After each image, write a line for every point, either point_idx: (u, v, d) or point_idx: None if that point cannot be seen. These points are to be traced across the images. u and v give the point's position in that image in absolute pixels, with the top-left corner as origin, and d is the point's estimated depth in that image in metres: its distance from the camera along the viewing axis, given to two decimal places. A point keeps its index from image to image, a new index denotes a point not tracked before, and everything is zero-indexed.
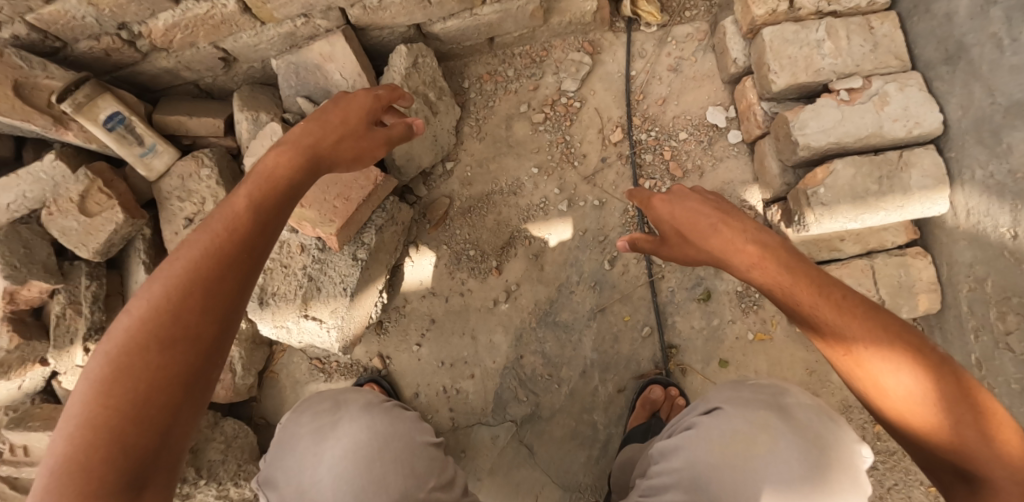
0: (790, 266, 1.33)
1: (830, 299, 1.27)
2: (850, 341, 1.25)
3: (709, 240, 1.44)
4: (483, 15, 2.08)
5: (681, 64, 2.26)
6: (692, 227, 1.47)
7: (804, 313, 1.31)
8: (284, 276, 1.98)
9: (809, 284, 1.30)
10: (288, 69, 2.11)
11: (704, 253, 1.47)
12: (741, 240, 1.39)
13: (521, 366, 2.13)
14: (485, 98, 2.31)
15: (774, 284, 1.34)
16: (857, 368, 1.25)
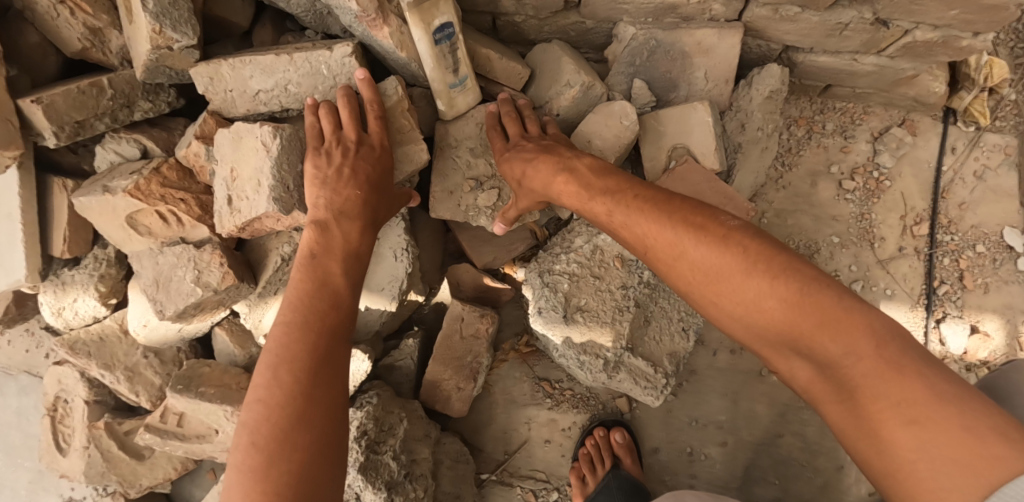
0: (780, 266, 1.11)
1: (805, 305, 1.07)
2: (800, 341, 1.08)
3: (635, 241, 1.31)
4: (862, 63, 1.87)
5: (985, 173, 2.15)
6: (649, 248, 1.27)
7: (700, 278, 1.19)
8: (600, 291, 1.59)
9: (745, 269, 1.14)
10: (643, 43, 1.76)
11: (615, 210, 1.33)
12: (672, 237, 1.22)
13: (778, 446, 1.92)
14: (795, 144, 2.12)
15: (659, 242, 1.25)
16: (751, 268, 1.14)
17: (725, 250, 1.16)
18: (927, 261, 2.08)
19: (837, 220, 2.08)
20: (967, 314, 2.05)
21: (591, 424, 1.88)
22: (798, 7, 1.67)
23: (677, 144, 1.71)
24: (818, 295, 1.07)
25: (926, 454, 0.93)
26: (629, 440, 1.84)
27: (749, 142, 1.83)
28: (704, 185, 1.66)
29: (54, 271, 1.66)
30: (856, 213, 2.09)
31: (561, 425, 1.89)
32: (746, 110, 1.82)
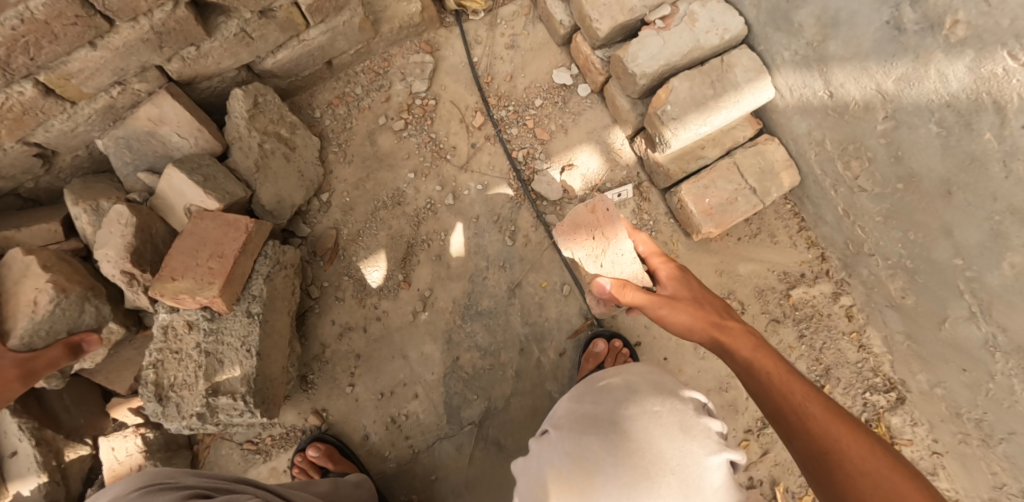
0: (766, 351, 1.64)
1: (762, 354, 1.62)
2: (721, 340, 1.70)
3: (716, 333, 1.71)
4: (310, 38, 2.05)
5: (517, 40, 2.37)
6: (712, 320, 1.75)
7: (728, 358, 1.67)
8: (179, 362, 1.79)
9: (709, 322, 1.75)
10: (118, 146, 1.93)
11: (755, 349, 1.64)
12: (681, 305, 1.80)
13: (460, 367, 2.09)
14: (341, 122, 2.25)
15: (735, 327, 1.73)
16: (805, 405, 1.47)
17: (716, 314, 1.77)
18: (500, 140, 2.24)
19: (407, 159, 2.23)
20: (556, 160, 2.24)
21: (294, 454, 2.04)
22: (193, 46, 1.85)
23: (187, 206, 1.90)
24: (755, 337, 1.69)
25: (814, 416, 1.45)
26: (324, 447, 1.99)
27: (258, 160, 2.01)
28: (207, 225, 1.82)
29: None
30: (420, 142, 2.24)
31: (282, 468, 2.06)
32: (240, 138, 2.00)
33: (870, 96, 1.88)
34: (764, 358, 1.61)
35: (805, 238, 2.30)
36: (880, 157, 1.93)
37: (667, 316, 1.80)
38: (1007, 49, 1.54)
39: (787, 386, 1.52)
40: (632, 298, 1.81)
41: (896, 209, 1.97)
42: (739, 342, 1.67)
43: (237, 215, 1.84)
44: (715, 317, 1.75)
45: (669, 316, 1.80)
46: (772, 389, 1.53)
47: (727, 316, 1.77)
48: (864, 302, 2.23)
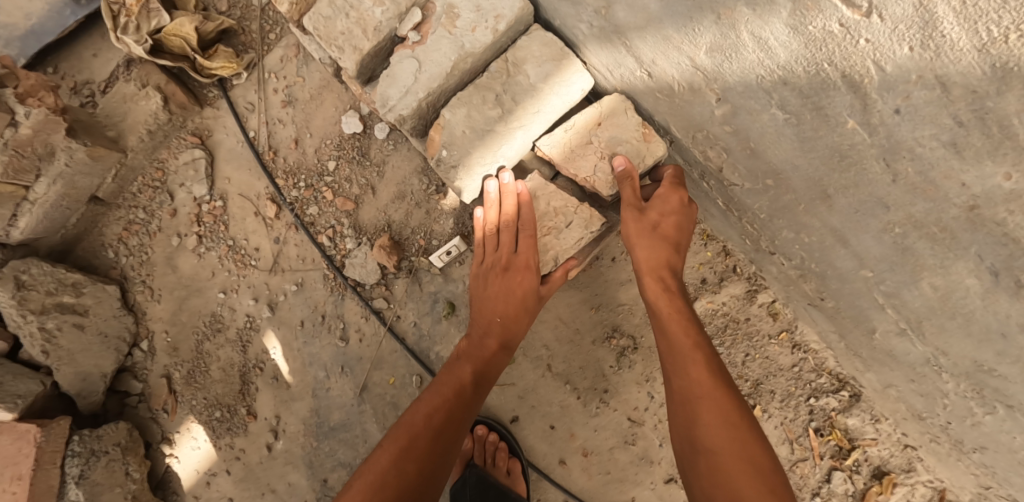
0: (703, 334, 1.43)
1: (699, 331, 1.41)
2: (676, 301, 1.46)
3: (658, 266, 1.49)
4: (40, 195, 1.78)
5: (292, 91, 1.97)
6: (660, 264, 1.49)
7: (673, 325, 1.43)
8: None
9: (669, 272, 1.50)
10: None
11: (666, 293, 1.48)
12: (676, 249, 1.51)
13: (330, 489, 1.89)
14: (136, 255, 2.00)
15: (671, 262, 1.51)
16: (695, 369, 1.36)
17: (671, 264, 1.51)
18: (301, 226, 1.90)
19: (213, 277, 1.96)
20: (367, 231, 1.87)
21: None
22: None
23: None
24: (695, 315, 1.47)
25: (727, 419, 1.28)
26: None
27: (47, 343, 1.80)
28: (6, 443, 1.70)
29: None
30: (221, 253, 1.96)
31: None
32: (19, 327, 1.79)
33: (689, 74, 1.29)
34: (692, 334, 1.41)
35: (699, 232, 1.82)
36: (733, 146, 1.36)
37: (643, 235, 1.49)
38: None
39: (697, 373, 1.35)
40: (660, 211, 1.49)
41: (776, 207, 1.42)
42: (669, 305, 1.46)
43: (25, 425, 1.70)
44: (671, 267, 1.50)
45: (638, 245, 1.49)
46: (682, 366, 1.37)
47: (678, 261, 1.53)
48: (787, 299, 1.73)
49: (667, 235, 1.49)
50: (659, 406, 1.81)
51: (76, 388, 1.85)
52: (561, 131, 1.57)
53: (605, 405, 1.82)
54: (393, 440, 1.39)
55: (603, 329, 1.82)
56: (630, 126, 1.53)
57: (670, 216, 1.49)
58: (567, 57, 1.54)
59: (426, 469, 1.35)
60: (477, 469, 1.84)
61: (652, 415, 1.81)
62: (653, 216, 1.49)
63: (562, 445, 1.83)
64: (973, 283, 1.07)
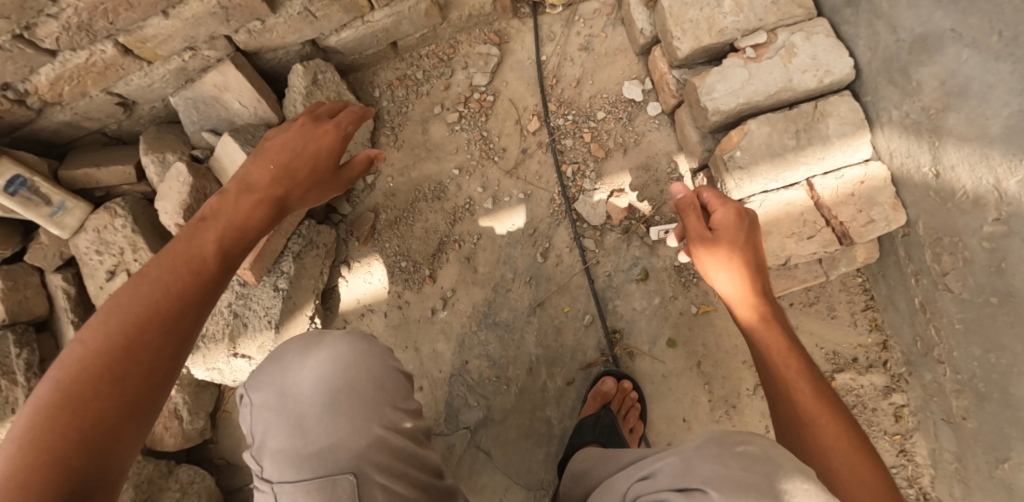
0: (803, 363, 1.45)
1: (802, 363, 1.44)
2: (784, 336, 1.50)
3: (755, 314, 1.54)
4: (374, 20, 2.02)
5: (592, 42, 2.21)
6: (761, 316, 1.54)
7: (775, 366, 1.46)
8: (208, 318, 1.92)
9: (763, 317, 1.54)
10: (186, 104, 2.05)
11: (776, 338, 1.49)
12: (767, 298, 1.57)
13: (467, 371, 2.08)
14: (398, 105, 2.24)
15: (767, 310, 1.54)
16: (810, 421, 1.35)
17: (765, 305, 1.56)
18: (551, 150, 2.13)
19: (454, 153, 2.19)
20: (605, 182, 2.11)
21: None
22: (257, 21, 1.88)
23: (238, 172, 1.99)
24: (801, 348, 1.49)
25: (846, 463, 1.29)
26: None
27: None
28: None
29: None
30: (470, 138, 2.19)
31: None
32: (295, 113, 2.04)
33: (984, 190, 1.54)
34: (797, 370, 1.43)
35: (869, 319, 2.06)
36: (980, 261, 1.61)
37: (744, 281, 1.56)
38: None
39: (822, 423, 1.34)
40: (740, 252, 1.58)
41: (978, 324, 1.68)
42: (777, 342, 1.48)
43: None
44: (767, 307, 1.55)
45: (744, 290, 1.56)
46: (806, 409, 1.37)
47: (775, 306, 1.57)
48: (920, 407, 1.97)
49: (762, 289, 1.57)
50: None
51: None
52: (834, 179, 1.80)
53: (728, 417, 2.03)
54: (213, 227, 1.41)
55: None
56: (890, 196, 1.78)
57: (754, 270, 1.58)
58: (865, 129, 1.80)
59: (228, 256, 1.38)
60: (613, 417, 1.93)
61: None
62: (738, 273, 1.56)
63: (677, 431, 2.04)
64: None
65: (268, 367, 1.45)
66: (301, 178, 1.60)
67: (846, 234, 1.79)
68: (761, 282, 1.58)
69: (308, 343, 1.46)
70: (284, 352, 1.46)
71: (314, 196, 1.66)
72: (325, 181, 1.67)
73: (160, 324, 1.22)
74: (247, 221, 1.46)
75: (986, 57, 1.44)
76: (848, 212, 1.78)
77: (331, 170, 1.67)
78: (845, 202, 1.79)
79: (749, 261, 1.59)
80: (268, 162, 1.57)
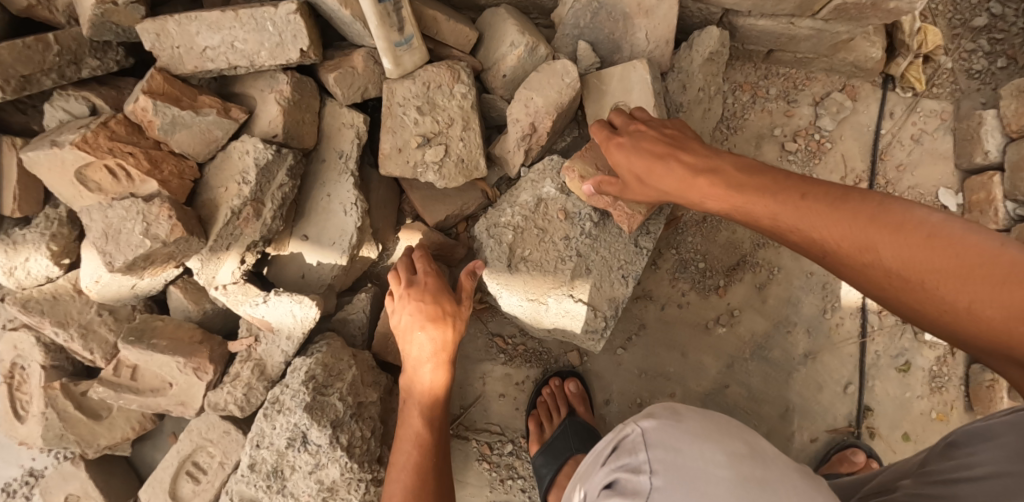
0: (896, 219, 1.12)
1: (951, 242, 1.06)
2: (870, 216, 1.15)
3: (796, 208, 1.24)
4: (799, 26, 1.95)
5: (924, 137, 2.28)
6: (777, 213, 1.27)
7: (879, 271, 1.13)
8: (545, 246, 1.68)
9: (825, 205, 1.20)
10: (586, 6, 1.82)
11: (807, 223, 1.22)
12: (775, 187, 1.28)
13: (726, 395, 2.01)
14: (740, 108, 2.17)
15: (813, 232, 1.21)
16: (869, 261, 1.14)
17: (801, 199, 1.24)
18: None
19: None
20: None
21: (543, 378, 1.95)
22: None
23: (618, 103, 1.78)
24: (853, 197, 1.19)
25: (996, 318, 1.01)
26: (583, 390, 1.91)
27: (693, 102, 1.91)
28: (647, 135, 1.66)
29: (4, 230, 1.62)
30: (798, 174, 2.17)
31: (515, 379, 1.95)
32: (687, 70, 1.90)
33: None
34: (947, 263, 1.05)
35: None
36: None
37: (759, 199, 1.30)
38: None
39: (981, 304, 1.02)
40: (704, 164, 1.41)
41: None
42: (826, 216, 1.19)
43: None
44: (765, 195, 1.30)
45: (741, 201, 1.33)
46: (965, 318, 1.05)
47: (777, 177, 1.30)
48: None
49: (769, 181, 1.30)
50: None
51: None
52: None
53: None
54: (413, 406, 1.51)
55: None
56: None
57: (775, 173, 1.31)
58: None
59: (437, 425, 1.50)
60: None
61: None
62: (755, 194, 1.30)
63: None
64: None
65: (681, 474, 1.07)
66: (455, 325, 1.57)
67: None
68: (751, 173, 1.34)
69: (744, 474, 1.07)
70: (699, 464, 1.08)
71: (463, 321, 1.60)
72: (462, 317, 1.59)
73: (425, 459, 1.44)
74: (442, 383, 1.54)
75: None
76: None
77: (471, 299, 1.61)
78: None
79: (758, 174, 1.32)
80: (411, 319, 1.54)
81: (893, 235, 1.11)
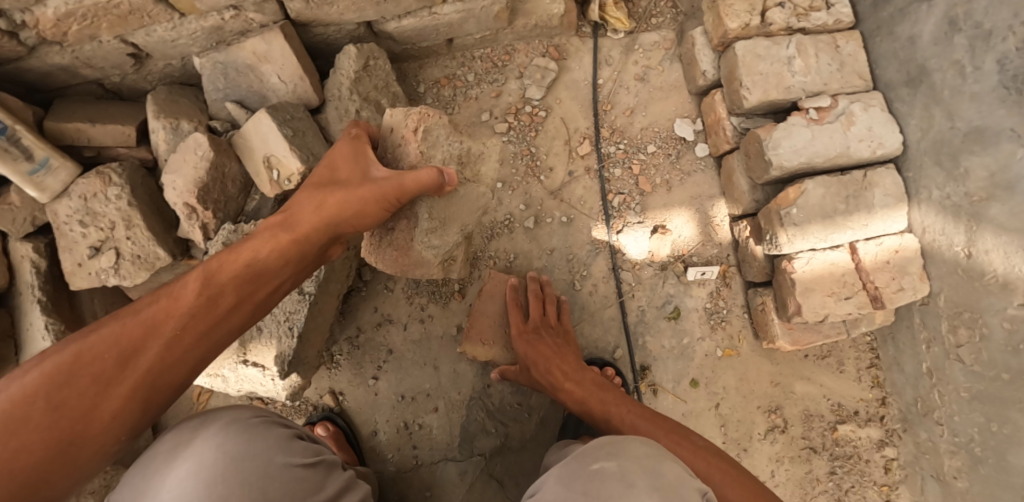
0: (685, 441, 1.52)
1: (697, 446, 1.51)
2: (643, 414, 1.61)
3: (598, 409, 1.66)
4: (442, 14, 1.88)
5: (649, 73, 2.19)
6: (602, 410, 1.65)
7: (657, 426, 1.57)
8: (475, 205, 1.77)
9: (620, 401, 1.65)
10: (214, 69, 1.80)
11: (628, 423, 1.59)
12: (608, 389, 1.71)
13: (488, 396, 2.00)
14: (442, 105, 2.10)
15: (642, 426, 1.57)
16: (668, 438, 1.53)
17: (600, 392, 1.69)
18: (599, 177, 2.09)
19: (498, 166, 2.08)
20: (649, 216, 2.09)
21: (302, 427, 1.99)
22: None
23: (267, 155, 1.79)
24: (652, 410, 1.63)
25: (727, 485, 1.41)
26: (333, 430, 1.93)
27: None
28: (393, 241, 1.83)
29: None
30: (515, 153, 2.09)
31: None
32: (338, 97, 1.87)
33: (1014, 277, 1.68)
34: (706, 456, 1.47)
35: (872, 376, 2.16)
36: (996, 339, 1.76)
37: (563, 364, 1.77)
38: None
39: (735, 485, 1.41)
40: (527, 338, 1.83)
41: (988, 396, 1.81)
42: (619, 406, 1.64)
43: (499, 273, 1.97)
44: (568, 370, 1.76)
45: (542, 370, 1.76)
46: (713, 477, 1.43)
47: (581, 383, 1.73)
48: (910, 461, 2.09)
49: (573, 366, 1.78)
50: (773, 485, 2.10)
51: None
52: (874, 246, 1.88)
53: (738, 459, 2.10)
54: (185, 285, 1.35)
55: (768, 402, 2.11)
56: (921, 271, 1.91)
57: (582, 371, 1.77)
58: (903, 203, 1.91)
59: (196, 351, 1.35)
60: None
61: None
62: (580, 387, 1.71)
63: None
64: None
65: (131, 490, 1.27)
66: (264, 269, 1.43)
67: (876, 300, 1.88)
68: (567, 364, 1.77)
69: (156, 471, 1.25)
70: (135, 479, 1.26)
71: (282, 279, 1.47)
72: (271, 283, 1.45)
73: (160, 377, 1.30)
74: (170, 357, 1.31)
75: None
76: (881, 276, 1.87)
77: (389, 199, 1.52)
78: (879, 267, 1.88)
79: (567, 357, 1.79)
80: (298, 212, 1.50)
81: (677, 436, 1.53)
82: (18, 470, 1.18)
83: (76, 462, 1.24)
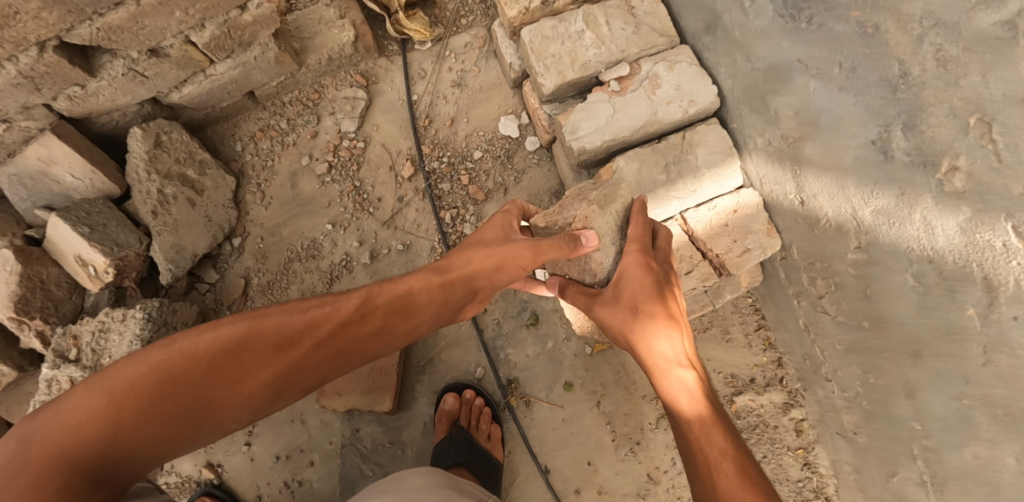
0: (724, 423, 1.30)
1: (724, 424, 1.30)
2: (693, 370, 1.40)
3: (637, 341, 1.42)
4: (218, 73, 1.85)
5: (465, 77, 2.11)
6: (648, 350, 1.41)
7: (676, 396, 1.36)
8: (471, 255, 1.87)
9: (631, 331, 1.43)
10: (11, 182, 1.82)
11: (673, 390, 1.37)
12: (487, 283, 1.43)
13: (360, 440, 1.95)
14: (262, 158, 2.08)
15: (680, 387, 1.36)
16: (677, 390, 1.36)
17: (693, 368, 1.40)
18: (430, 196, 2.01)
19: (327, 207, 2.04)
20: None
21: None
22: (78, 86, 1.69)
23: (77, 254, 1.79)
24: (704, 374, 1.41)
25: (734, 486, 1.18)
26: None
27: (158, 206, 1.86)
28: None
29: None
30: (342, 190, 2.04)
31: None
32: (139, 181, 1.85)
33: (844, 219, 1.52)
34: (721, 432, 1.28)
35: (763, 338, 2.04)
36: (849, 286, 1.60)
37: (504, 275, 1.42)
38: (1014, 222, 1.12)
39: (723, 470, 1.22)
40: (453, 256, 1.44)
41: (858, 345, 1.66)
42: (664, 373, 1.39)
43: None
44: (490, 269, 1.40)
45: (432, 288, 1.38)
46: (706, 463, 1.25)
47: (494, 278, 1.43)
48: (817, 421, 1.94)
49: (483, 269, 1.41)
50: (677, 473, 1.95)
51: (167, 259, 1.87)
52: (708, 211, 1.77)
53: (633, 455, 1.96)
54: (231, 325, 1.19)
55: (654, 388, 2.00)
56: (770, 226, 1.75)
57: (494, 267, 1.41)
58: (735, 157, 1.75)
59: (187, 405, 1.12)
60: (466, 434, 1.87)
61: (669, 480, 1.95)
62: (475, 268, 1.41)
63: (583, 476, 1.95)
64: (1011, 461, 1.27)
65: None
66: (417, 304, 1.37)
67: (722, 268, 1.76)
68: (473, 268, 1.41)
69: None
70: None
71: (428, 316, 1.39)
72: (417, 320, 1.37)
73: (160, 399, 1.10)
74: (264, 364, 1.18)
75: (830, 90, 1.42)
76: (721, 241, 1.74)
77: (528, 262, 1.38)
78: (719, 233, 1.74)
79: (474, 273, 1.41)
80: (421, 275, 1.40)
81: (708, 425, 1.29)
82: (94, 446, 1.05)
83: (134, 461, 1.10)
